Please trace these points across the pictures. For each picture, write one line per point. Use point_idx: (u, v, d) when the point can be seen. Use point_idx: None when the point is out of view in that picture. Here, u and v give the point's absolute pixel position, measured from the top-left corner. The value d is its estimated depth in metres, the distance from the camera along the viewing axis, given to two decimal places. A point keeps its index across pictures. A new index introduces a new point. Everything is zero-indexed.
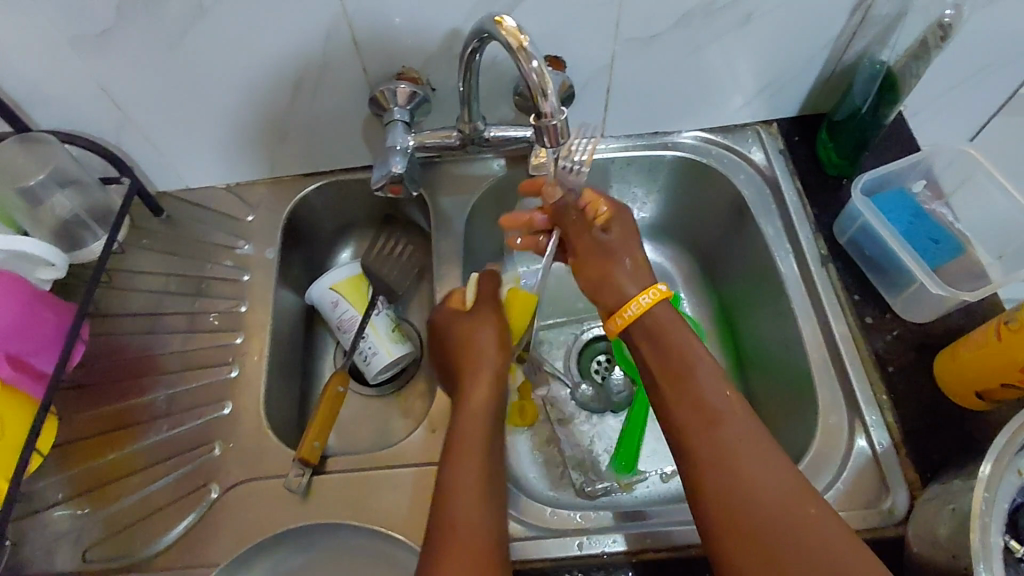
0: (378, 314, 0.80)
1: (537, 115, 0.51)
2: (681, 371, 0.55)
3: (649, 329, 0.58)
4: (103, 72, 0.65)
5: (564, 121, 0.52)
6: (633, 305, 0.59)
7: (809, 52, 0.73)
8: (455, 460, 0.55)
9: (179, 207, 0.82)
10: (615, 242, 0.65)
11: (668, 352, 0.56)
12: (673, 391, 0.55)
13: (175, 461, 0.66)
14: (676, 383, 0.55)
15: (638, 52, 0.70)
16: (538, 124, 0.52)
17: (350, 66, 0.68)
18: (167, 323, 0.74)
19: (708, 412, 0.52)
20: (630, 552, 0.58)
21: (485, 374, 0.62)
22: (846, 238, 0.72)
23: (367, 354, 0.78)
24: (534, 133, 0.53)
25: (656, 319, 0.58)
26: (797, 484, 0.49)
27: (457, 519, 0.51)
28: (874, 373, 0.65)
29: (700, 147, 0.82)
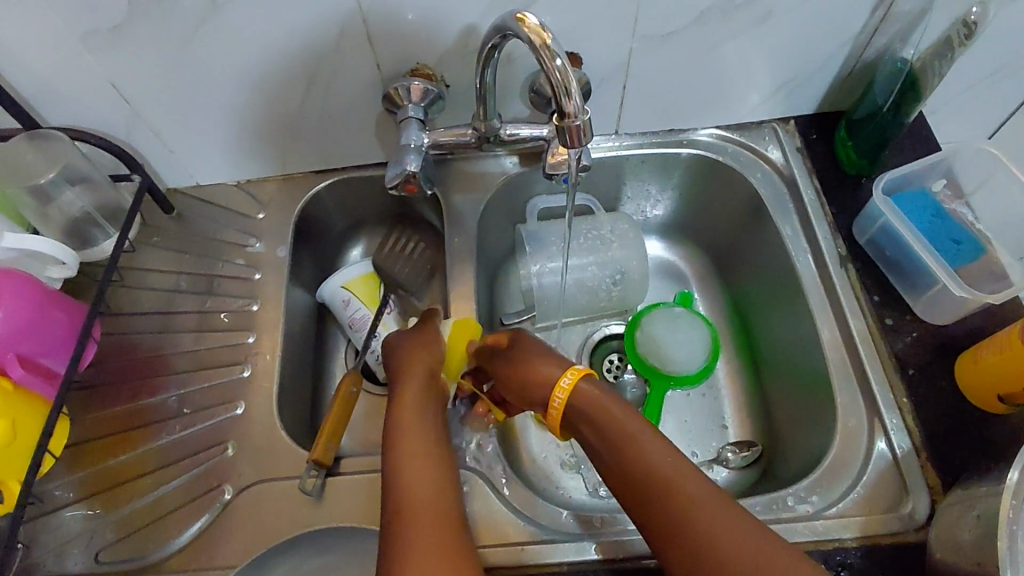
0: (389, 314, 0.81)
1: (561, 115, 0.50)
2: (624, 442, 0.54)
3: (582, 409, 0.57)
4: (115, 68, 0.64)
5: (588, 120, 0.50)
6: (558, 393, 0.59)
7: (829, 49, 0.71)
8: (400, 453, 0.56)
9: (190, 204, 0.81)
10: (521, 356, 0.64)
11: (603, 419, 0.56)
12: (615, 456, 0.54)
13: (188, 461, 0.66)
14: (618, 447, 0.54)
15: (655, 48, 0.69)
16: (561, 125, 0.50)
17: (363, 62, 0.67)
18: (178, 322, 0.74)
19: (653, 474, 0.52)
20: (600, 559, 0.58)
21: (420, 373, 0.64)
22: (866, 238, 0.71)
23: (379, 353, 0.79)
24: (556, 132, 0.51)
25: (582, 398, 0.58)
26: (742, 525, 0.49)
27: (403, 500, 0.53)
28: (894, 376, 0.65)
29: (717, 145, 0.81)
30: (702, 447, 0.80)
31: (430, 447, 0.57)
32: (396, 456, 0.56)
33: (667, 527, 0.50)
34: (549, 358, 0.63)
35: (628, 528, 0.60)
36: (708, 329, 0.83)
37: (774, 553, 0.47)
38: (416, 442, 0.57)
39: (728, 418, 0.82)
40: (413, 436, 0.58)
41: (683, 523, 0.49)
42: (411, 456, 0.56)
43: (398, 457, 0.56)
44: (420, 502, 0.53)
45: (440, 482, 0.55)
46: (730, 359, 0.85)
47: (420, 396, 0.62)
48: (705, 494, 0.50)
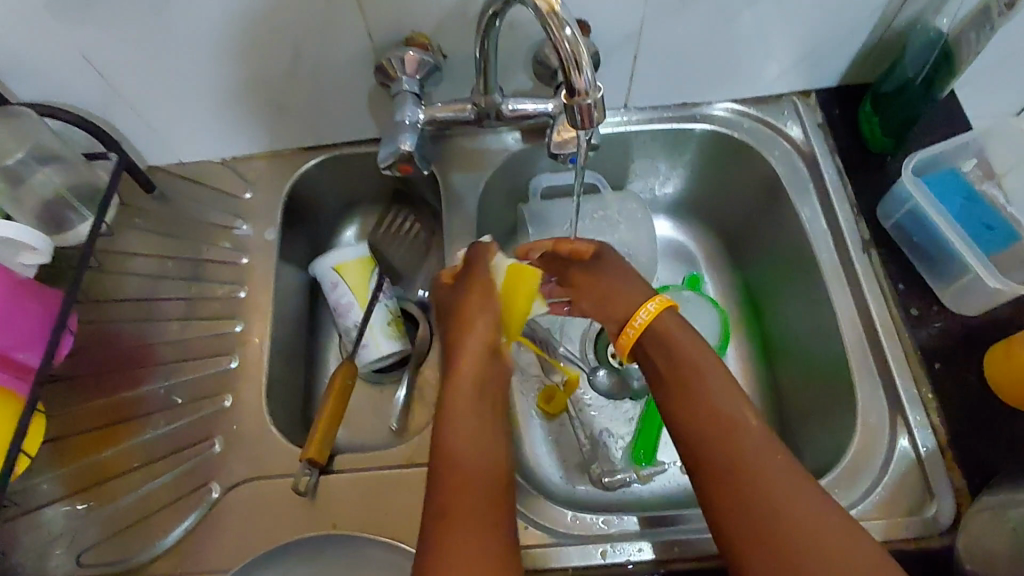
0: (378, 305, 0.75)
1: (568, 91, 0.45)
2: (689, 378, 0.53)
3: (657, 338, 0.56)
4: (83, 39, 0.59)
5: (599, 99, 0.45)
6: (641, 313, 0.58)
7: (856, 18, 0.66)
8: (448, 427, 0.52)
9: (172, 183, 0.76)
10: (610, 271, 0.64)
11: (677, 356, 0.54)
12: (675, 391, 0.53)
13: (175, 457, 0.63)
14: (687, 387, 0.52)
15: (670, 16, 0.63)
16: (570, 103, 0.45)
17: (352, 31, 0.62)
18: (163, 309, 0.70)
19: (722, 417, 0.50)
20: (658, 560, 0.55)
21: (483, 329, 0.59)
22: (891, 222, 0.67)
23: (356, 345, 0.75)
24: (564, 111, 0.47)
25: (660, 326, 0.57)
26: (806, 490, 0.46)
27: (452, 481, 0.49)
28: (918, 370, 0.61)
29: (733, 120, 0.76)
30: None
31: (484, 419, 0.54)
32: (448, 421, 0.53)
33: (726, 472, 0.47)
34: (634, 275, 0.62)
35: (636, 532, 0.57)
36: (720, 314, 0.79)
37: (839, 522, 0.44)
38: (467, 409, 0.54)
39: None
40: (468, 402, 0.54)
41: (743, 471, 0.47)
42: (464, 424, 0.53)
43: (448, 423, 0.53)
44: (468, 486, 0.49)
45: (492, 461, 0.51)
46: (740, 344, 0.81)
47: (481, 355, 0.57)
48: (777, 456, 0.48)
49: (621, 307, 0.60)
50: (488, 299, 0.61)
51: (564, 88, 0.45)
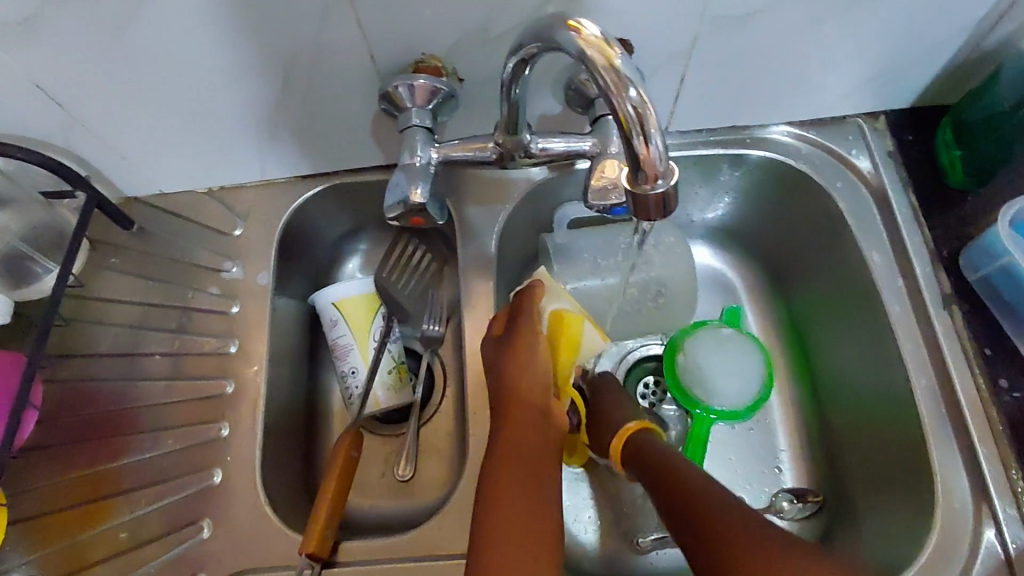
0: (379, 350, 0.69)
1: (632, 169, 0.36)
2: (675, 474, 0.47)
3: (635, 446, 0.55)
4: (35, 65, 0.50)
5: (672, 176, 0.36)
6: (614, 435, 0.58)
7: (946, 34, 0.56)
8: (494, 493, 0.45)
9: (152, 217, 0.68)
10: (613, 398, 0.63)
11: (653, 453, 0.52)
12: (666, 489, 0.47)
13: (161, 542, 0.56)
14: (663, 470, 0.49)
15: (727, 33, 0.54)
16: (633, 184, 0.36)
17: (353, 54, 0.53)
18: (145, 367, 0.62)
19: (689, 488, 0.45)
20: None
21: (535, 382, 0.54)
22: (978, 275, 0.58)
23: (352, 392, 0.68)
24: (624, 196, 0.37)
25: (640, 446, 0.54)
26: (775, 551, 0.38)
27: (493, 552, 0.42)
28: (1007, 451, 0.53)
29: (789, 146, 0.66)
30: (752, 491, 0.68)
31: (538, 477, 0.47)
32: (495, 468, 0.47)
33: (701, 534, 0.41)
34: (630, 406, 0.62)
35: None
36: (762, 357, 0.70)
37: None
38: (522, 465, 0.47)
39: (783, 459, 0.70)
40: (521, 457, 0.48)
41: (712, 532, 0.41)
42: (514, 489, 0.45)
43: (494, 489, 0.46)
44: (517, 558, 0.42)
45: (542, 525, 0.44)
46: (787, 391, 0.73)
47: (535, 412, 0.52)
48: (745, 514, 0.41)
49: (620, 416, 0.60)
50: (536, 350, 0.56)
51: (629, 169, 0.36)
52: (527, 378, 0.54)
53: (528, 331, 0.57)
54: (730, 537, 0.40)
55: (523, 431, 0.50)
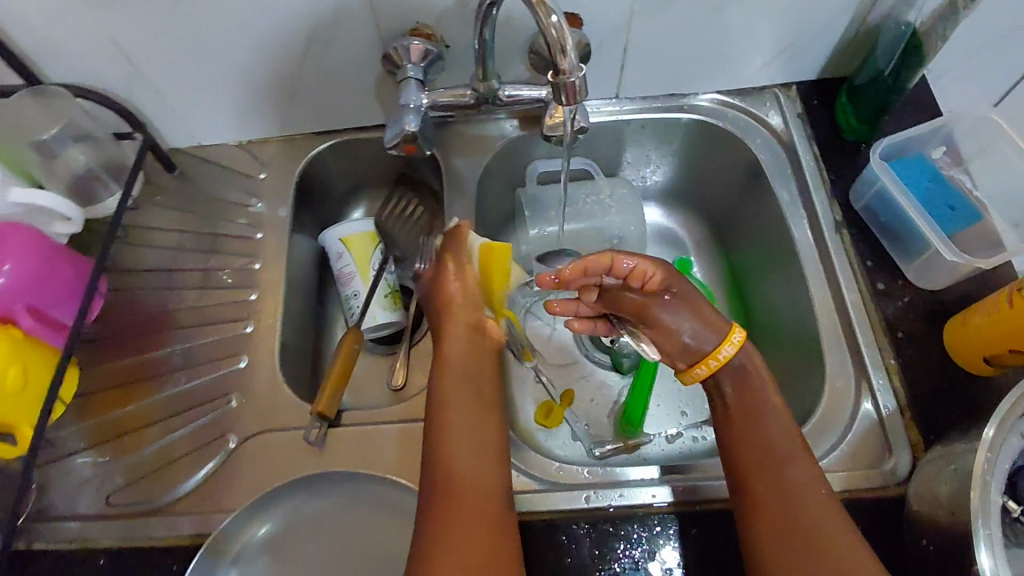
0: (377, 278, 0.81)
1: (555, 73, 0.51)
2: (749, 415, 0.61)
3: (735, 374, 0.63)
4: (114, 25, 0.65)
5: (582, 79, 0.51)
6: (726, 345, 0.63)
7: (832, 14, 0.71)
8: (441, 420, 0.61)
9: (192, 163, 0.82)
10: (683, 298, 0.65)
11: (747, 395, 0.62)
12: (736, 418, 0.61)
13: (193, 412, 0.69)
14: (744, 415, 0.61)
15: (656, 10, 0.68)
16: (556, 83, 0.51)
17: (362, 22, 0.67)
18: (182, 279, 0.76)
19: (769, 448, 0.58)
20: (674, 502, 0.61)
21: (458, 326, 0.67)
22: (861, 204, 0.72)
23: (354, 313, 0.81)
24: (551, 91, 0.52)
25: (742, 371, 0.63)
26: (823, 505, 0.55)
27: (446, 472, 0.58)
28: (883, 338, 0.66)
29: (717, 110, 0.81)
30: (692, 407, 0.83)
31: (475, 408, 0.63)
32: (441, 409, 0.62)
33: (775, 489, 0.56)
34: (710, 316, 0.64)
35: (617, 483, 0.63)
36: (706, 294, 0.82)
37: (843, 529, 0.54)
38: (461, 398, 0.63)
39: None
40: (461, 393, 0.63)
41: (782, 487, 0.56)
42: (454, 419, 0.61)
43: (441, 420, 0.61)
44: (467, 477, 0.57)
45: (479, 447, 0.60)
46: None
47: (466, 352, 0.66)
48: (811, 481, 0.56)
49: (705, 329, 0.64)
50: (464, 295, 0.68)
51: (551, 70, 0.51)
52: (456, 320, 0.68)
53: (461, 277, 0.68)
54: (797, 498, 0.55)
55: (459, 369, 0.65)
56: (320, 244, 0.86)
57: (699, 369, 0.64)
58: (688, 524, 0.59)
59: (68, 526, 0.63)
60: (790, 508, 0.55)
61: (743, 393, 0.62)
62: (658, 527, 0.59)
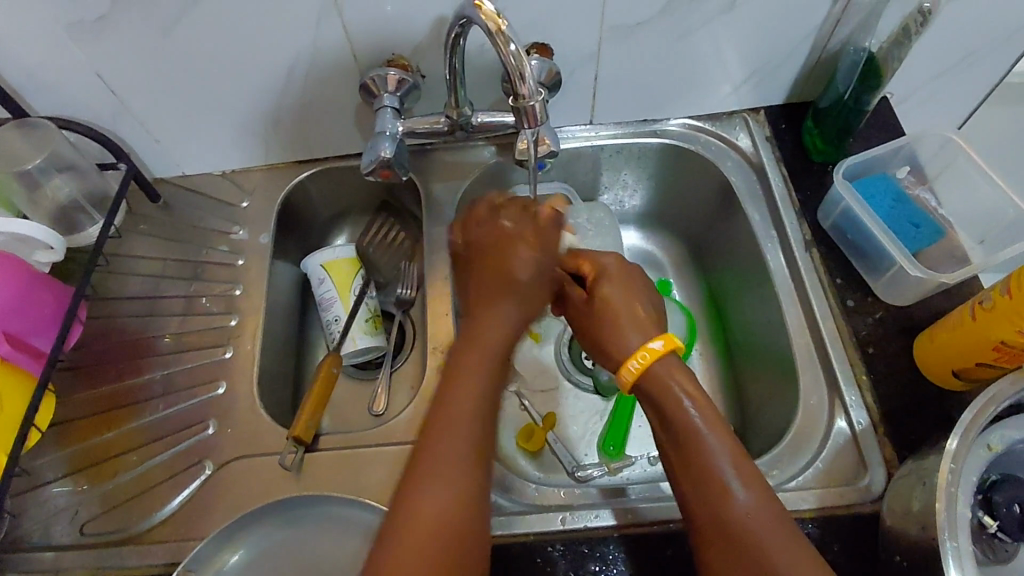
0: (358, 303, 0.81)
1: (516, 96, 0.57)
2: (685, 430, 0.54)
3: (655, 380, 0.57)
4: (99, 59, 0.67)
5: (541, 102, 0.58)
6: (631, 362, 0.59)
7: (794, 40, 0.73)
8: (445, 403, 0.51)
9: (176, 193, 0.83)
10: (622, 292, 0.63)
11: (671, 409, 0.55)
12: (676, 449, 0.54)
13: (170, 439, 0.69)
14: (678, 434, 0.54)
15: (624, 39, 0.71)
16: (518, 106, 0.57)
17: (340, 53, 0.70)
18: (164, 306, 0.76)
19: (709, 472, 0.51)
20: (616, 525, 0.60)
21: (506, 319, 0.56)
22: (829, 222, 0.74)
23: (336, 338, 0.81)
24: (514, 114, 0.59)
25: (651, 380, 0.57)
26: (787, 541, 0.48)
27: (428, 466, 0.49)
28: (854, 354, 0.67)
29: (688, 135, 0.83)
30: None
31: (474, 427, 0.51)
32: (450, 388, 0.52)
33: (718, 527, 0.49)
34: (644, 322, 0.61)
35: (592, 505, 0.62)
36: (685, 316, 0.83)
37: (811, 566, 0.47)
38: (452, 449, 0.49)
39: None
40: (452, 442, 0.50)
41: (728, 520, 0.49)
42: (459, 398, 0.52)
43: (444, 405, 0.51)
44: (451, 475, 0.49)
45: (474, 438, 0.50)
46: (705, 348, 0.85)
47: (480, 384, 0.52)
48: (770, 509, 0.49)
49: (634, 325, 0.61)
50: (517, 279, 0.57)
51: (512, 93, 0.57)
52: (506, 311, 0.57)
53: (549, 257, 0.60)
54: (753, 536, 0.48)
55: (464, 413, 0.51)
56: (301, 270, 0.87)
57: (627, 371, 0.58)
58: (664, 544, 0.59)
59: (42, 556, 0.63)
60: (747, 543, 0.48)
61: (660, 395, 0.56)
62: (621, 550, 0.59)
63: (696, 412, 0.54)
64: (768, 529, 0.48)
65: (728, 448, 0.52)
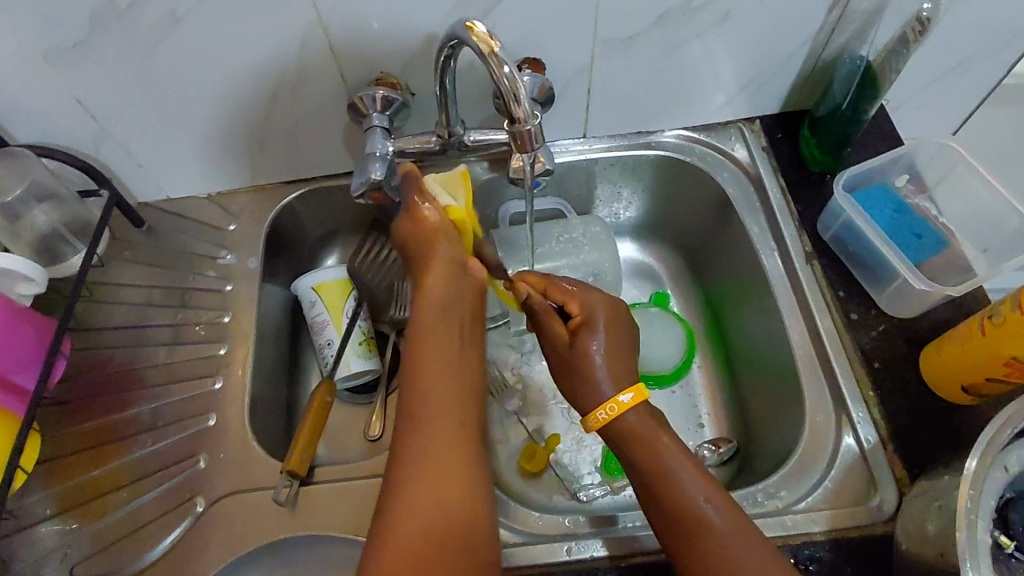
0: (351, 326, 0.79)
1: (511, 121, 0.55)
2: (649, 460, 0.54)
3: (621, 433, 0.56)
4: (78, 85, 0.65)
5: (538, 126, 0.56)
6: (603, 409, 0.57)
7: (789, 49, 0.72)
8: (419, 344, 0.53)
9: (161, 217, 0.81)
10: (610, 340, 0.60)
11: (634, 443, 0.55)
12: (648, 491, 0.54)
13: (161, 474, 0.66)
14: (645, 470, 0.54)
15: (618, 52, 0.69)
16: (513, 131, 0.55)
17: (327, 71, 0.68)
18: (150, 335, 0.74)
19: (681, 504, 0.52)
20: (609, 557, 0.58)
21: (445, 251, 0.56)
22: (829, 234, 0.72)
23: (329, 363, 0.79)
24: (510, 138, 0.57)
25: (621, 427, 0.57)
26: (745, 527, 0.51)
27: (418, 416, 0.49)
28: (859, 369, 0.66)
29: (684, 146, 0.82)
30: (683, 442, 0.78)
31: (450, 364, 0.52)
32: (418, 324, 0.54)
33: (697, 552, 0.50)
34: (625, 369, 0.59)
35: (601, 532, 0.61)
36: (685, 330, 0.83)
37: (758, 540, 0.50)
38: (436, 397, 0.50)
39: (703, 417, 0.80)
40: (433, 388, 0.50)
41: (700, 542, 0.50)
42: (428, 336, 0.53)
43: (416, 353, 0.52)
44: (443, 417, 0.49)
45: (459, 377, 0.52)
46: (706, 362, 0.84)
47: (451, 342, 0.53)
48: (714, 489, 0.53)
49: (611, 366, 0.59)
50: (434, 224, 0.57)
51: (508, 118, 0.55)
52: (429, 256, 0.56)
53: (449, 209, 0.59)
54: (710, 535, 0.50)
55: (438, 351, 0.52)
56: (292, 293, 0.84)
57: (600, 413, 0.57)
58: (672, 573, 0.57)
59: None
60: (699, 542, 0.50)
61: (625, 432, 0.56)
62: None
63: (661, 443, 0.55)
64: (738, 540, 0.50)
65: (701, 485, 0.52)
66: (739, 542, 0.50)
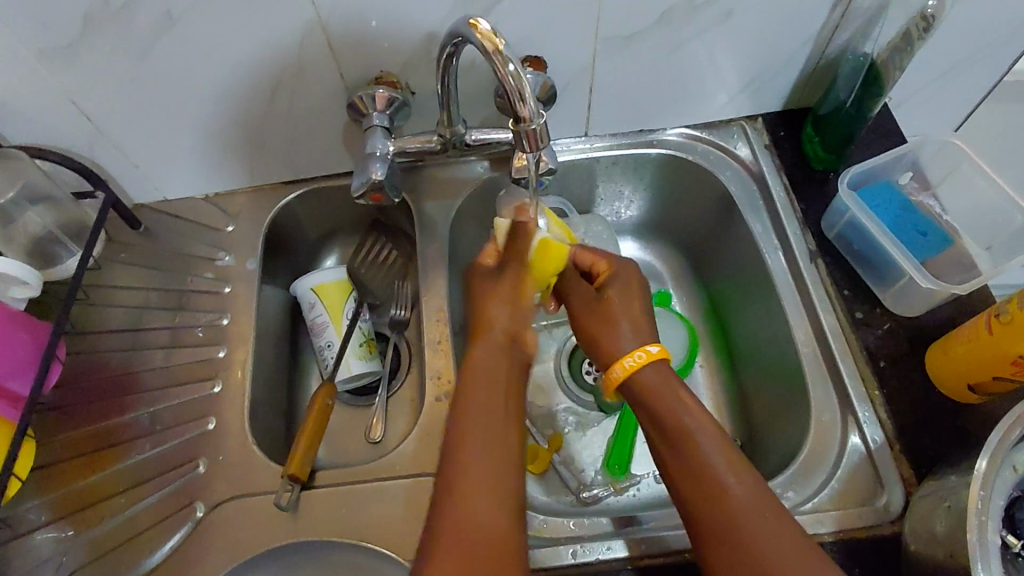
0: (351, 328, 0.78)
1: (516, 120, 0.54)
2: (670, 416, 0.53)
3: (647, 385, 0.55)
4: (72, 85, 0.64)
5: (543, 125, 0.54)
6: (628, 357, 0.57)
7: (792, 47, 0.72)
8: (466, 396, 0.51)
9: (157, 219, 0.80)
10: (629, 290, 0.62)
11: (655, 403, 0.54)
12: (669, 449, 0.52)
13: (159, 479, 0.66)
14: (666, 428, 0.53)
15: (620, 50, 0.69)
16: (518, 130, 0.54)
17: (326, 70, 0.67)
18: (148, 338, 0.73)
19: (698, 463, 0.50)
20: (629, 557, 0.58)
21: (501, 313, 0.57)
22: (833, 232, 0.72)
23: (328, 364, 0.78)
24: (514, 138, 0.55)
25: (635, 377, 0.56)
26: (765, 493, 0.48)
27: (458, 462, 0.47)
28: (865, 368, 0.65)
29: (686, 144, 0.81)
30: None
31: (494, 414, 0.50)
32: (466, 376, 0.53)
33: (713, 512, 0.48)
34: (644, 321, 0.60)
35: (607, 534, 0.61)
36: (687, 328, 0.82)
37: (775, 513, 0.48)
38: (479, 441, 0.48)
39: None
40: (477, 433, 0.49)
41: (715, 499, 0.48)
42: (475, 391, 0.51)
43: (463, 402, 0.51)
44: (484, 463, 0.47)
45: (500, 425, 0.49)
46: (709, 362, 0.83)
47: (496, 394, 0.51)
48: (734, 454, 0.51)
49: (632, 316, 0.60)
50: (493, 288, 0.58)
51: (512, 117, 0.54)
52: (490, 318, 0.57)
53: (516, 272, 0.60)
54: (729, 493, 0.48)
55: (483, 403, 0.51)
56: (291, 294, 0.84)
57: (621, 364, 0.57)
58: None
59: None
60: (716, 499, 0.48)
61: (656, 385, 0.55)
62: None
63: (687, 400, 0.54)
64: (756, 500, 0.47)
65: (721, 448, 0.51)
66: (755, 504, 0.47)
